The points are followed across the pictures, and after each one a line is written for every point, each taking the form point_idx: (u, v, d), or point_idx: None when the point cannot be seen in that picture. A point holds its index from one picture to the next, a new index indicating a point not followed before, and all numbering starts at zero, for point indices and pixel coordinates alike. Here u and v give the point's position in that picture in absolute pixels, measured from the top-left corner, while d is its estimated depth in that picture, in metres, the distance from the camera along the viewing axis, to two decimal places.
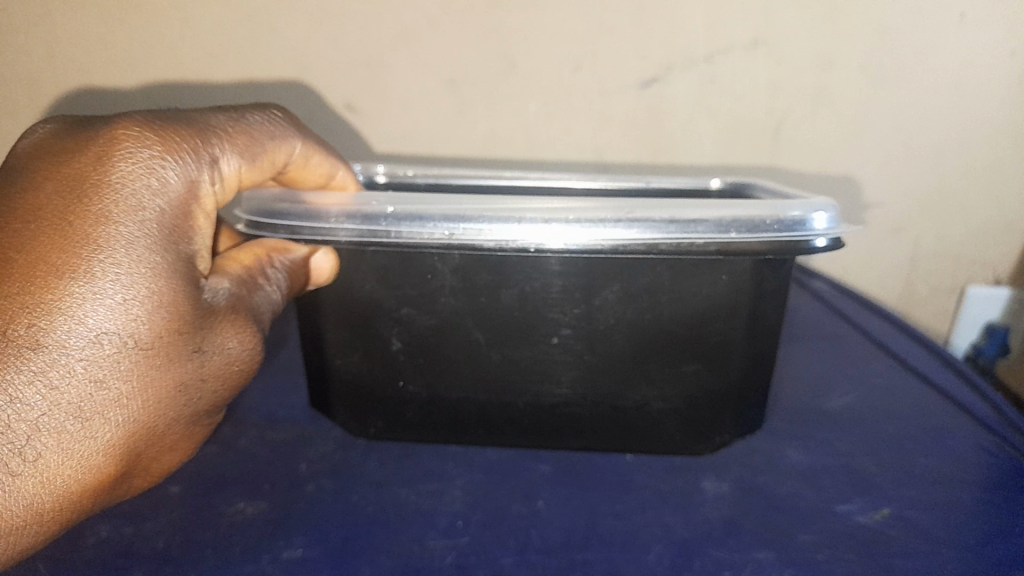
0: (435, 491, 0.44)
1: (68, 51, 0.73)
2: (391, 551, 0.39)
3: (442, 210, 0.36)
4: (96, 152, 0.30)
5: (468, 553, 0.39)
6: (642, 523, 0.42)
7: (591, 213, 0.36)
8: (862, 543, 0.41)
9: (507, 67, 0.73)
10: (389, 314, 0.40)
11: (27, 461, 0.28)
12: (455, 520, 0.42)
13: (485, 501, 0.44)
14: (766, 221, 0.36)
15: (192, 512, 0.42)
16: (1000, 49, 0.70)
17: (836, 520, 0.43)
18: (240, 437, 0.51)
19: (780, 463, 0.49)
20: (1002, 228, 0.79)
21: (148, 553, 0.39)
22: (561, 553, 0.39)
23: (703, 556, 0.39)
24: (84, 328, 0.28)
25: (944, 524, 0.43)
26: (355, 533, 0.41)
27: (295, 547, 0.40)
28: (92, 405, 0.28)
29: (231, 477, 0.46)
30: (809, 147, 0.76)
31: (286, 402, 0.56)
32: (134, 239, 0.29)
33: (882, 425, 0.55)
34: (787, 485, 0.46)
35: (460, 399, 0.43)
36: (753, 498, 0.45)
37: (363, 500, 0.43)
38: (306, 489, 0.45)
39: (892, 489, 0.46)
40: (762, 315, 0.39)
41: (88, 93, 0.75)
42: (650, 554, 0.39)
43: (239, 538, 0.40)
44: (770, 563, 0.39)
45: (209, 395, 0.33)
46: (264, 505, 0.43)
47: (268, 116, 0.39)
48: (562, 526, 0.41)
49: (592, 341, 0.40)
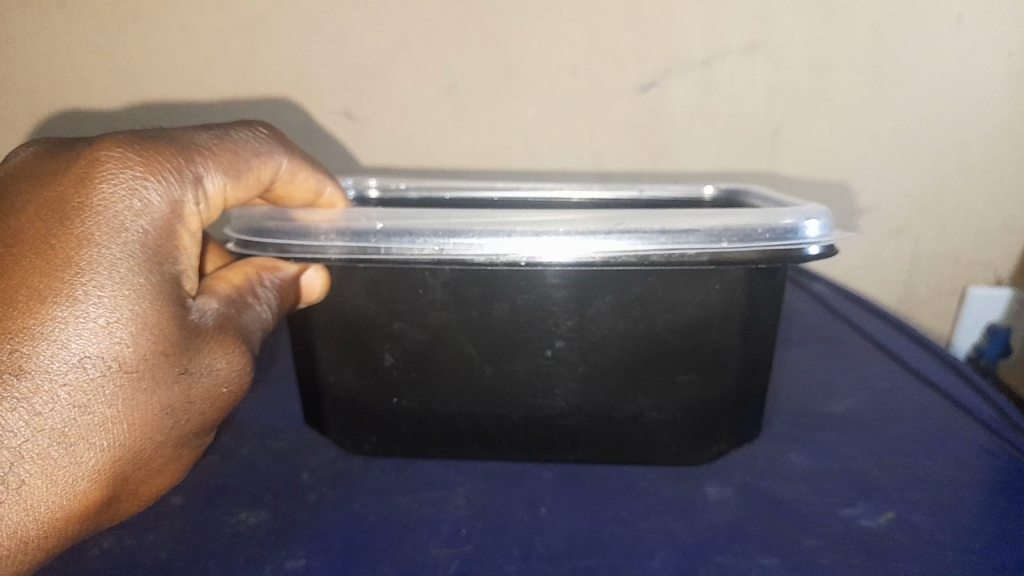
0: (438, 499, 0.44)
1: (67, 60, 0.73)
2: (393, 560, 0.39)
3: (432, 225, 0.36)
4: (78, 174, 0.30)
5: (470, 561, 0.39)
6: (646, 530, 0.41)
7: (581, 224, 0.35)
8: (866, 547, 0.40)
9: (506, 73, 0.73)
10: (380, 330, 0.40)
11: (11, 487, 0.27)
12: (458, 528, 0.41)
13: (488, 508, 0.43)
14: (758, 230, 0.35)
15: (194, 522, 0.42)
16: (1000, 47, 0.70)
17: (841, 524, 0.42)
18: (241, 446, 0.51)
19: (784, 466, 0.49)
20: (1003, 228, 0.78)
21: (150, 565, 0.39)
22: (565, 560, 0.38)
23: (707, 561, 0.39)
24: (67, 352, 0.28)
25: (949, 528, 0.42)
26: (358, 542, 0.40)
27: (297, 556, 0.39)
28: (76, 430, 0.28)
29: (233, 486, 0.46)
30: (809, 148, 0.76)
31: (288, 412, 0.56)
32: (118, 261, 0.29)
33: (887, 427, 0.55)
34: (791, 489, 0.46)
35: (454, 413, 0.42)
36: (756, 502, 0.44)
37: (366, 508, 0.43)
38: (308, 498, 0.44)
39: (896, 491, 0.46)
40: (757, 324, 0.39)
41: (88, 101, 0.75)
42: (655, 560, 0.39)
43: (241, 548, 0.40)
44: (775, 569, 0.38)
45: (197, 416, 0.32)
46: (268, 514, 0.43)
47: (252, 133, 0.38)
48: (565, 532, 0.41)
49: (586, 352, 0.39)
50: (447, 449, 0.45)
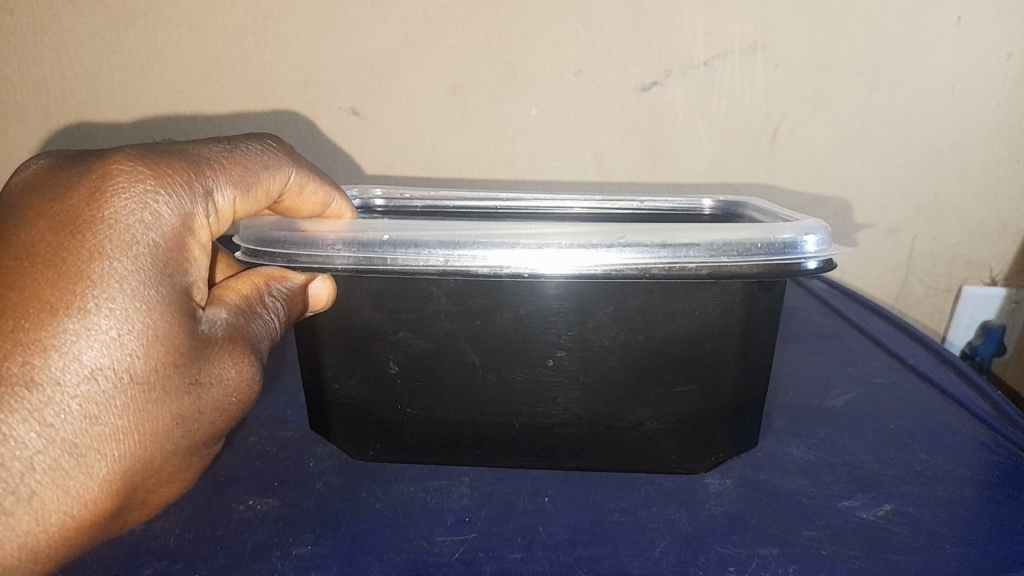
0: (443, 488, 0.45)
1: (79, 55, 0.74)
2: (399, 548, 0.40)
3: (437, 236, 0.37)
4: (89, 189, 0.31)
5: (476, 549, 0.40)
6: (647, 520, 0.42)
7: (583, 238, 0.36)
8: (864, 539, 0.41)
9: (510, 73, 0.73)
10: (386, 338, 0.41)
11: (21, 499, 0.27)
12: (463, 516, 0.42)
13: (492, 497, 0.44)
14: (757, 244, 0.36)
15: (204, 509, 0.43)
16: (998, 51, 0.70)
17: (840, 517, 0.43)
18: (250, 436, 0.52)
19: (781, 459, 0.50)
20: (999, 228, 0.79)
21: (160, 550, 0.40)
22: (568, 549, 0.40)
23: (706, 551, 0.40)
24: (78, 364, 0.28)
25: (946, 521, 0.43)
26: (365, 530, 0.41)
27: (305, 543, 0.40)
28: (87, 440, 0.28)
29: (242, 475, 0.47)
30: (808, 150, 0.77)
31: (297, 406, 0.57)
32: (128, 274, 0.30)
33: (883, 422, 0.56)
34: (789, 482, 0.47)
35: (456, 420, 0.43)
36: (752, 494, 0.46)
37: (373, 497, 0.44)
38: (315, 487, 0.46)
39: (894, 486, 0.47)
40: (755, 336, 0.40)
41: (99, 95, 0.76)
42: (656, 550, 0.40)
43: (250, 535, 0.41)
44: (774, 559, 0.39)
45: (206, 426, 0.33)
46: (274, 502, 0.44)
47: (262, 146, 0.39)
48: (568, 522, 0.42)
49: (588, 362, 0.40)
50: (449, 455, 0.46)
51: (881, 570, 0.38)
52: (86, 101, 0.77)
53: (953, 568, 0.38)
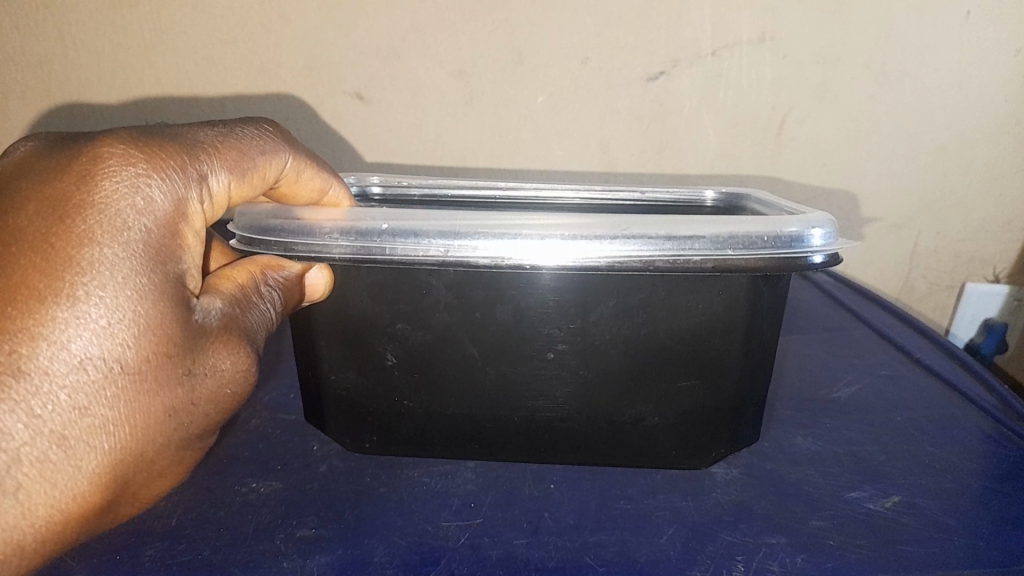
0: (447, 474, 0.45)
1: (79, 34, 0.73)
2: (403, 531, 0.39)
3: (437, 226, 0.36)
4: (80, 172, 0.30)
5: (480, 534, 0.39)
6: (653, 507, 0.42)
7: (586, 230, 0.35)
8: (873, 529, 0.40)
9: (516, 60, 0.72)
10: (384, 330, 0.40)
11: (8, 492, 0.27)
12: (467, 501, 0.42)
13: (497, 483, 0.44)
14: (764, 236, 0.35)
15: (205, 491, 0.43)
16: (1007, 46, 0.69)
17: (847, 507, 0.43)
18: (252, 419, 0.52)
19: (788, 449, 0.50)
20: (1004, 224, 0.79)
21: (160, 530, 0.39)
22: (574, 535, 0.39)
23: (713, 539, 0.39)
24: (67, 353, 0.28)
25: (953, 512, 0.42)
26: (369, 513, 0.41)
27: (307, 526, 0.40)
28: (76, 433, 0.28)
29: (243, 458, 0.47)
30: (814, 142, 0.76)
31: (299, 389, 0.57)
32: (120, 260, 0.29)
33: (891, 413, 0.55)
34: (797, 472, 0.47)
35: (455, 414, 0.43)
36: (760, 483, 0.45)
37: (375, 480, 0.44)
38: (318, 470, 0.45)
39: (901, 477, 0.46)
40: (757, 334, 0.39)
41: (101, 76, 0.75)
42: (662, 537, 0.39)
43: (252, 516, 0.40)
44: (782, 548, 0.39)
45: (200, 417, 0.32)
46: (277, 485, 0.44)
47: (257, 131, 0.38)
48: (573, 508, 0.42)
49: (589, 355, 0.40)
50: (446, 450, 0.45)
51: (889, 559, 0.38)
52: (85, 82, 0.76)
53: (962, 559, 0.38)
